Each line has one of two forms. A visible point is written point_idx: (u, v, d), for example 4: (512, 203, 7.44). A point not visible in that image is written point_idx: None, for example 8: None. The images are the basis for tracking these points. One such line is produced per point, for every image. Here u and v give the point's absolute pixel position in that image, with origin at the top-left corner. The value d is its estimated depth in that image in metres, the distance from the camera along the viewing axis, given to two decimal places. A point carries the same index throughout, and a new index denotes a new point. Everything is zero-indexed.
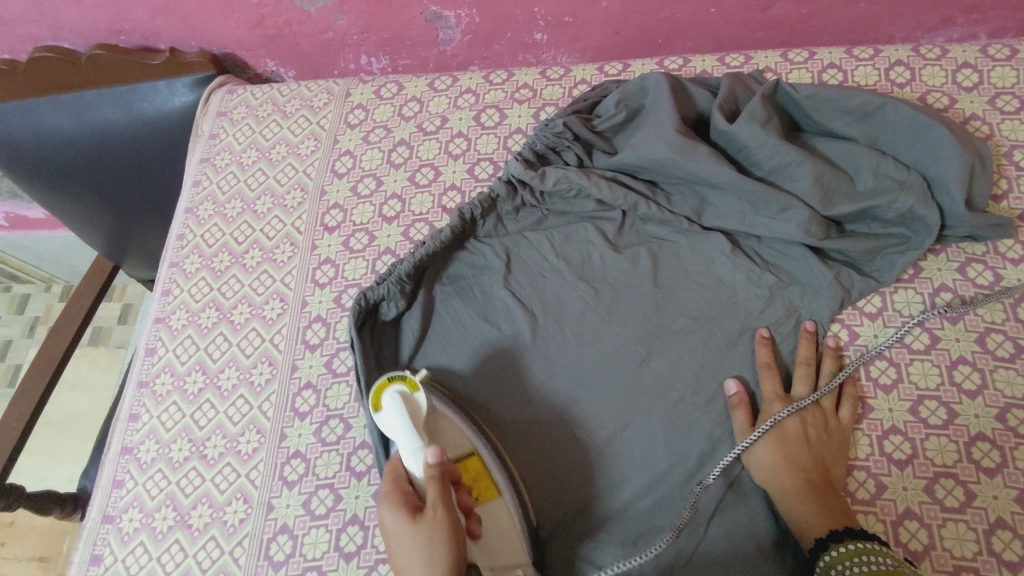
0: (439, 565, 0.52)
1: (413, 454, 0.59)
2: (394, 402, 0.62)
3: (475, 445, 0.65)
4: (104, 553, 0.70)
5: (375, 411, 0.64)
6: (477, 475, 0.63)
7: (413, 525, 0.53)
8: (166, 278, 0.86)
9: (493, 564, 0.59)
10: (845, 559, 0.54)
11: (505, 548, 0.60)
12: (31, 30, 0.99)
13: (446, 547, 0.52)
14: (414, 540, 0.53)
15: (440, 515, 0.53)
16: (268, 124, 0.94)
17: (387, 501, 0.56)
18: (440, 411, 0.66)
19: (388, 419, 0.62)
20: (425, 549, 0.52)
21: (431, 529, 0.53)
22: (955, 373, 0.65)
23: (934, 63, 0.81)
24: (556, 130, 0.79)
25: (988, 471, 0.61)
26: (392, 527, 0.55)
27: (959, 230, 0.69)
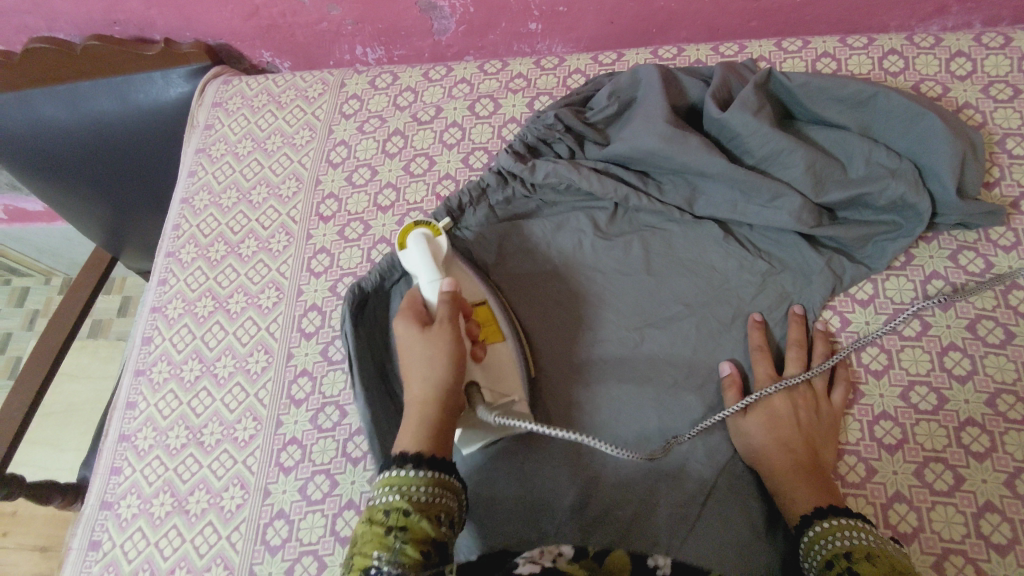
0: (440, 375, 0.60)
1: (428, 282, 0.67)
2: (417, 243, 0.68)
3: (487, 297, 0.71)
4: (102, 539, 0.71)
5: (400, 250, 0.70)
6: (487, 320, 0.69)
7: (422, 343, 0.61)
8: (163, 267, 0.86)
9: (494, 388, 0.66)
10: (828, 533, 0.55)
11: (504, 381, 0.67)
12: (26, 20, 0.99)
13: (447, 359, 0.60)
14: (418, 351, 0.61)
15: (446, 333, 0.61)
16: (263, 114, 0.94)
17: (402, 315, 0.64)
18: (459, 263, 0.72)
19: (412, 253, 0.68)
20: (428, 358, 0.60)
21: (437, 336, 0.61)
22: (945, 358, 0.66)
23: (928, 52, 0.81)
24: (547, 123, 0.79)
25: (977, 456, 0.62)
26: (404, 335, 0.62)
27: (950, 217, 0.70)
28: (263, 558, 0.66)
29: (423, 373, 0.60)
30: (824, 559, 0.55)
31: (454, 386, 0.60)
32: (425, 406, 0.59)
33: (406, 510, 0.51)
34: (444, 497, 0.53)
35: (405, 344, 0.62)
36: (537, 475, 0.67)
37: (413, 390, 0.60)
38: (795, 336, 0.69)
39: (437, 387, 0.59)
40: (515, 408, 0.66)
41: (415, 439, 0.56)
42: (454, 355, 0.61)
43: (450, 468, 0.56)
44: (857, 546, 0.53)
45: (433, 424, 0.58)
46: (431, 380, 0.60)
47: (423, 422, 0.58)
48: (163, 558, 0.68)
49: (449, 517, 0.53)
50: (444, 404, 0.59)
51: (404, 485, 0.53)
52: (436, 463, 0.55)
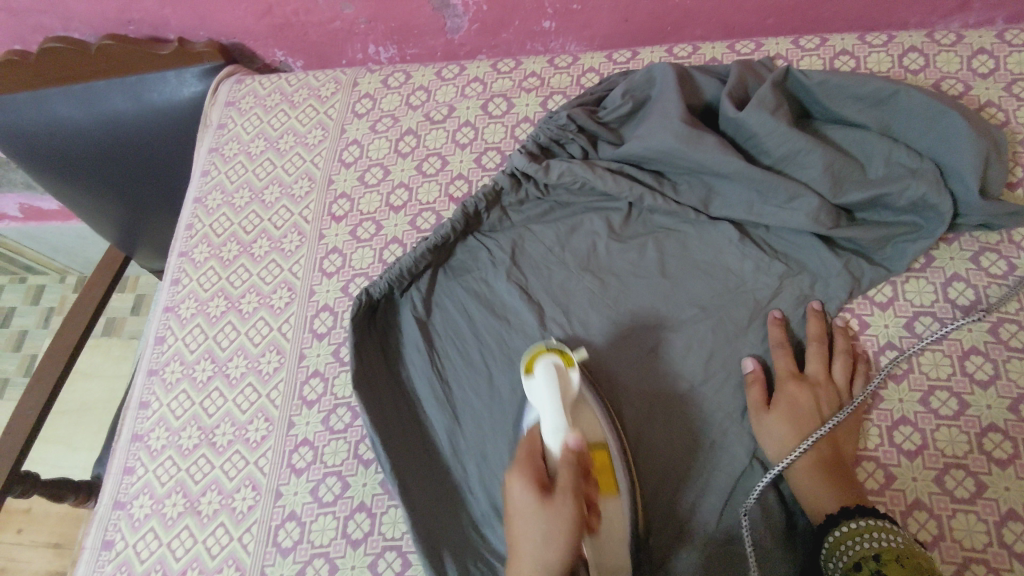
0: (554, 561, 0.52)
1: (552, 431, 0.59)
2: (547, 374, 0.61)
3: (608, 438, 0.63)
4: (115, 538, 0.71)
5: (527, 372, 0.63)
6: (605, 466, 0.61)
7: (539, 517, 0.53)
8: (176, 267, 0.86)
9: (599, 559, 0.59)
10: (856, 535, 0.55)
11: (612, 542, 0.60)
12: (41, 20, 1.00)
13: (564, 549, 0.52)
14: (534, 528, 0.53)
15: (569, 508, 0.53)
16: (276, 114, 0.94)
17: (520, 475, 0.56)
18: (587, 394, 0.64)
19: (540, 387, 0.60)
20: (544, 542, 0.53)
21: (558, 514, 0.53)
22: (967, 363, 0.64)
23: (949, 49, 0.79)
24: (560, 123, 0.79)
25: (999, 463, 0.60)
26: (519, 502, 0.55)
27: (971, 218, 0.68)
28: (275, 560, 0.66)
29: (536, 556, 0.53)
30: (852, 560, 0.54)
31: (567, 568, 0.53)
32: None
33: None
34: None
35: (519, 510, 0.55)
36: None
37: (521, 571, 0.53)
38: (814, 331, 0.67)
39: (549, 569, 0.52)
40: None
41: None
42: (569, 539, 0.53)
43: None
44: (887, 549, 0.53)
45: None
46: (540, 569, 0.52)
47: None
48: (175, 559, 0.68)
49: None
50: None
51: None
52: None
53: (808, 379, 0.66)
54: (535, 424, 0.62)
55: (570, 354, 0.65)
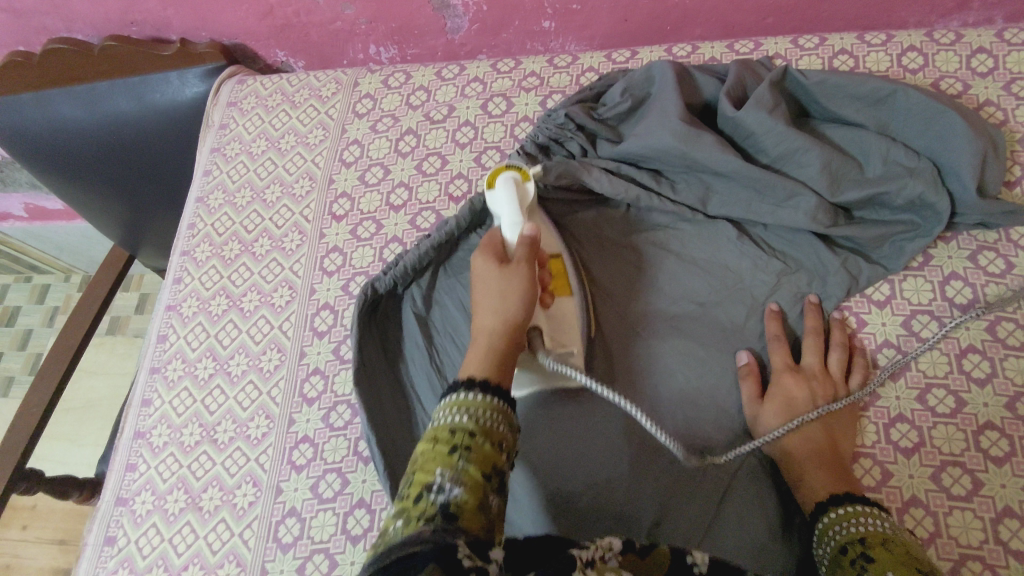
0: (511, 311, 0.60)
1: (510, 226, 0.66)
2: (507, 185, 0.68)
3: (562, 250, 0.71)
4: (117, 534, 0.72)
5: (489, 188, 0.70)
6: (559, 272, 0.70)
7: (495, 275, 0.62)
8: (178, 266, 0.87)
9: (554, 337, 0.67)
10: (844, 519, 0.55)
11: (564, 332, 0.68)
12: (45, 21, 1.01)
13: (520, 298, 0.60)
14: (489, 279, 0.62)
15: (523, 271, 0.62)
16: (277, 114, 0.94)
17: (481, 252, 0.64)
18: (540, 213, 0.72)
19: (500, 194, 0.67)
20: (501, 292, 0.60)
21: (514, 275, 0.61)
22: (964, 361, 0.65)
23: (948, 49, 0.79)
24: (559, 121, 0.79)
25: (996, 460, 0.60)
26: (481, 269, 0.63)
27: (969, 217, 0.68)
28: (275, 555, 0.67)
29: (494, 307, 0.60)
30: (839, 544, 0.54)
31: (522, 324, 0.61)
32: (489, 337, 0.58)
33: (472, 432, 0.49)
34: (507, 423, 0.52)
35: (480, 279, 0.63)
36: (575, 462, 0.66)
37: (481, 321, 0.60)
38: (810, 326, 0.68)
39: (506, 320, 0.59)
40: (572, 360, 0.67)
41: (479, 369, 0.55)
42: (521, 291, 0.61)
43: (512, 404, 0.54)
44: (872, 532, 0.53)
45: (495, 360, 0.56)
46: (495, 317, 0.59)
47: (487, 349, 0.57)
48: (177, 555, 0.69)
49: (511, 445, 0.51)
50: (510, 342, 0.59)
51: (473, 407, 0.51)
52: (500, 391, 0.53)
53: (804, 372, 0.66)
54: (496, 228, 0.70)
55: (528, 170, 0.71)
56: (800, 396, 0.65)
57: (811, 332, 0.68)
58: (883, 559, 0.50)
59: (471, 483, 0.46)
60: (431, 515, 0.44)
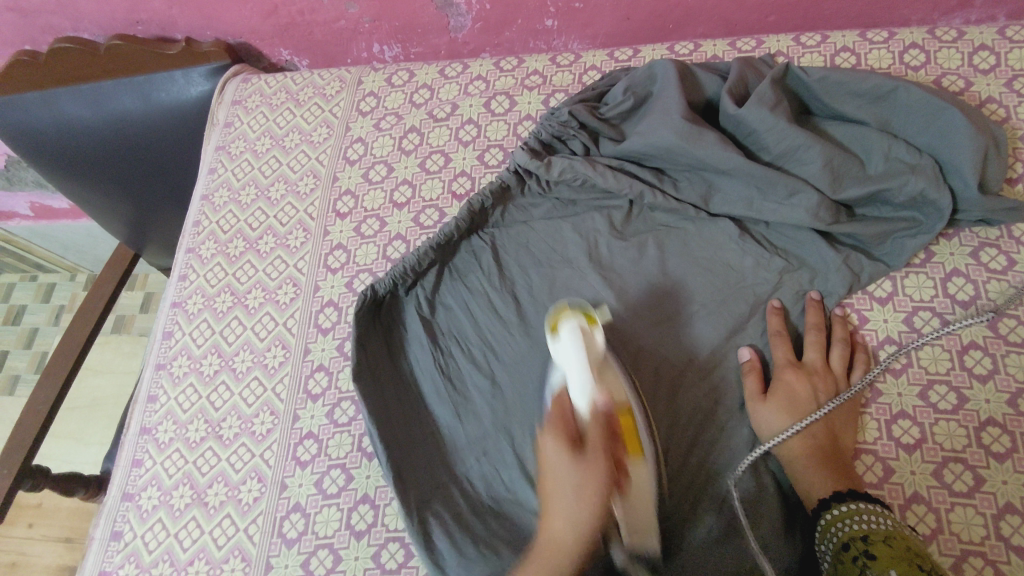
0: (586, 516, 0.53)
1: (579, 390, 0.60)
2: (572, 338, 0.62)
3: (631, 402, 0.62)
4: (123, 529, 0.73)
5: (551, 337, 0.65)
6: (630, 430, 0.60)
7: (572, 467, 0.54)
8: (183, 263, 0.88)
9: (632, 526, 0.59)
10: (846, 517, 0.56)
11: (640, 512, 0.59)
12: (52, 21, 1.02)
13: (599, 496, 0.53)
14: (568, 495, 0.54)
15: (601, 465, 0.54)
16: (281, 112, 0.95)
17: (549, 432, 0.57)
18: (610, 360, 0.64)
19: (569, 348, 0.62)
20: (576, 497, 0.53)
21: (589, 473, 0.54)
22: (966, 357, 0.65)
23: (950, 46, 0.79)
24: (561, 120, 0.79)
25: (998, 456, 0.61)
26: (550, 457, 0.55)
27: (972, 213, 0.69)
28: (280, 550, 0.67)
29: (568, 514, 0.54)
30: (842, 541, 0.55)
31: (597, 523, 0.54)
32: (561, 557, 0.53)
33: None
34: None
35: (550, 464, 0.56)
36: None
37: (554, 529, 0.54)
38: (811, 321, 0.68)
39: (581, 539, 0.53)
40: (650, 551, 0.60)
41: None
42: (601, 493, 0.53)
43: None
44: (876, 530, 0.54)
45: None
46: (570, 529, 0.53)
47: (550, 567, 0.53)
48: (182, 550, 0.70)
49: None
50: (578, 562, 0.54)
51: None
52: None
53: (806, 367, 0.67)
54: (563, 381, 0.63)
55: (593, 312, 0.66)
56: (802, 391, 0.65)
57: (813, 327, 0.68)
58: (885, 559, 0.51)
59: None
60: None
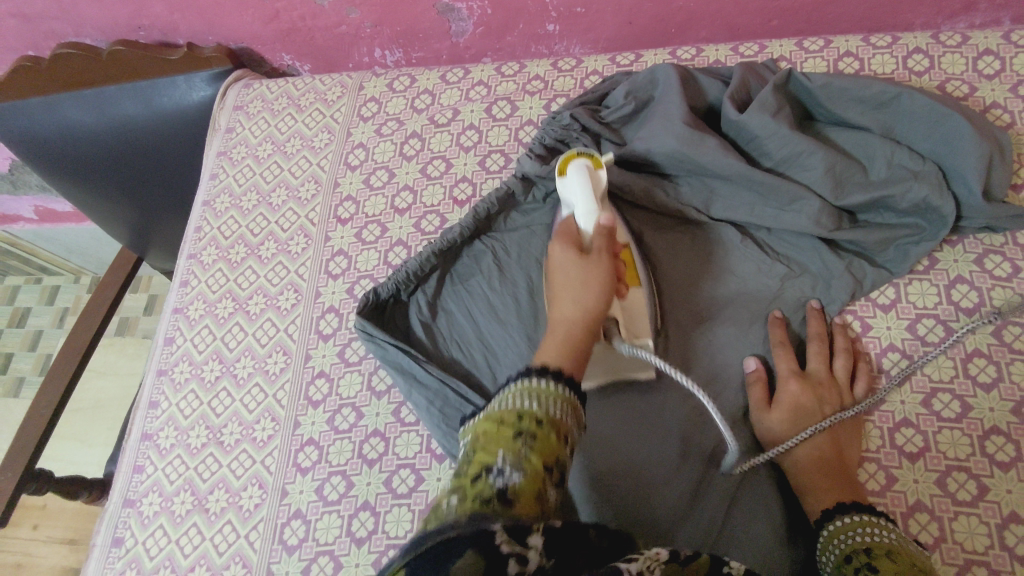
0: (590, 302, 0.58)
1: (585, 214, 0.65)
2: (578, 173, 0.67)
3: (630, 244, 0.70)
4: (125, 535, 0.73)
5: (561, 176, 0.69)
6: (629, 263, 0.69)
7: (575, 261, 0.60)
8: (185, 269, 0.88)
9: (629, 329, 0.66)
10: (848, 529, 0.55)
11: (636, 322, 0.67)
12: (55, 26, 1.02)
13: (601, 283, 0.59)
14: (572, 271, 0.60)
15: (604, 259, 0.61)
16: (283, 118, 0.95)
17: (558, 242, 0.63)
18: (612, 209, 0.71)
19: (573, 181, 0.67)
20: (582, 283, 0.59)
21: (595, 264, 0.60)
22: (970, 365, 0.64)
23: (954, 51, 0.79)
24: (564, 123, 0.79)
25: (1002, 465, 0.60)
26: (559, 258, 0.62)
27: (976, 221, 0.68)
28: (281, 557, 0.67)
29: (575, 297, 0.58)
30: (844, 553, 0.55)
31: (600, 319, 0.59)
32: (571, 326, 0.56)
33: (539, 419, 0.45)
34: (576, 418, 0.48)
35: (559, 267, 0.61)
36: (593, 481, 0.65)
37: (562, 311, 0.58)
38: (814, 329, 0.68)
39: (584, 312, 0.57)
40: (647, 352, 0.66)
41: (557, 356, 0.52)
42: (603, 275, 0.60)
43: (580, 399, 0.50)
44: (879, 544, 0.53)
45: (574, 346, 0.54)
46: (577, 303, 0.58)
47: (570, 341, 0.55)
48: (183, 556, 0.70)
49: (573, 438, 0.48)
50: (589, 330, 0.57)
51: (541, 395, 0.47)
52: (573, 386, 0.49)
53: (810, 378, 0.66)
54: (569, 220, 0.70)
55: (600, 159, 0.70)
56: (806, 400, 0.64)
57: (816, 335, 0.67)
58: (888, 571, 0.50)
59: (533, 476, 0.43)
60: (488, 498, 0.41)
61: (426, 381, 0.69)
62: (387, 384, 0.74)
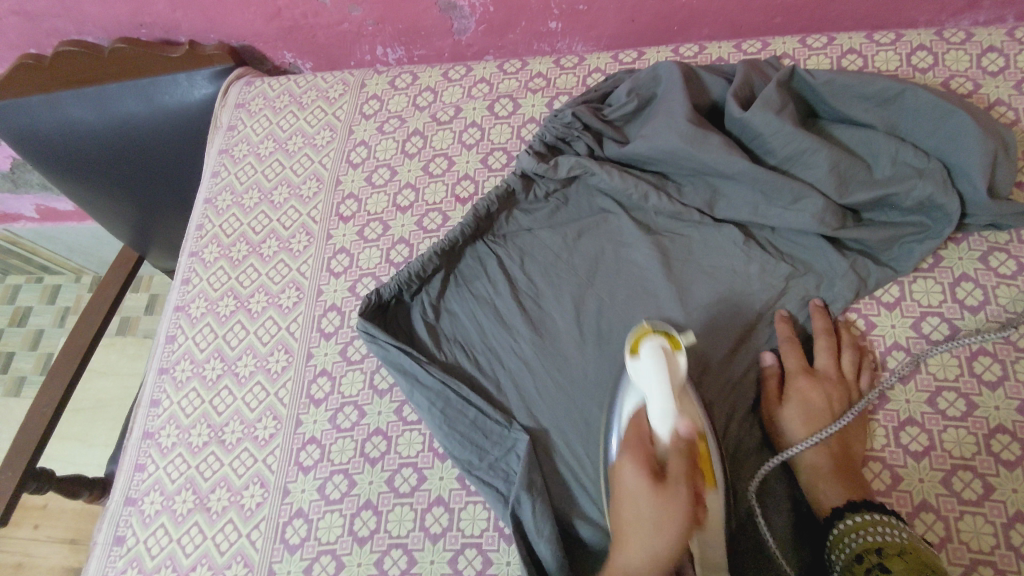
0: (661, 549, 0.53)
1: (659, 414, 0.58)
2: (653, 356, 0.60)
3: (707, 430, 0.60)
4: (126, 534, 0.72)
5: (630, 355, 0.62)
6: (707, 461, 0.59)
7: (648, 493, 0.53)
8: (186, 267, 0.88)
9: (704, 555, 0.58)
10: (858, 528, 0.57)
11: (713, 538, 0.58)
12: (57, 24, 1.02)
13: (679, 534, 0.53)
14: (645, 516, 0.53)
15: (683, 491, 0.54)
16: (285, 116, 0.95)
17: (630, 459, 0.55)
18: (688, 386, 0.62)
19: (647, 369, 0.59)
20: (655, 528, 0.53)
21: (671, 510, 0.53)
22: (975, 363, 0.64)
23: (958, 47, 0.78)
24: (565, 121, 0.79)
25: (1008, 464, 0.60)
26: (630, 487, 0.54)
27: (981, 218, 0.68)
28: (283, 556, 0.67)
29: (646, 543, 0.53)
30: (855, 552, 0.56)
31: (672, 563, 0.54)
32: None
33: None
34: None
35: (629, 492, 0.55)
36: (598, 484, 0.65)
37: (629, 559, 0.53)
38: (818, 325, 0.67)
39: (655, 564, 0.53)
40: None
41: None
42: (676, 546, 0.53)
43: None
44: (891, 544, 0.55)
45: None
46: (654, 549, 0.53)
47: None
48: (185, 555, 0.69)
49: None
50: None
51: None
52: None
53: (820, 374, 0.65)
54: (639, 406, 0.61)
55: (678, 337, 0.62)
56: (816, 398, 0.64)
57: (822, 331, 0.67)
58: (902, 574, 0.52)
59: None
60: None
61: (427, 382, 0.69)
62: (388, 383, 0.73)
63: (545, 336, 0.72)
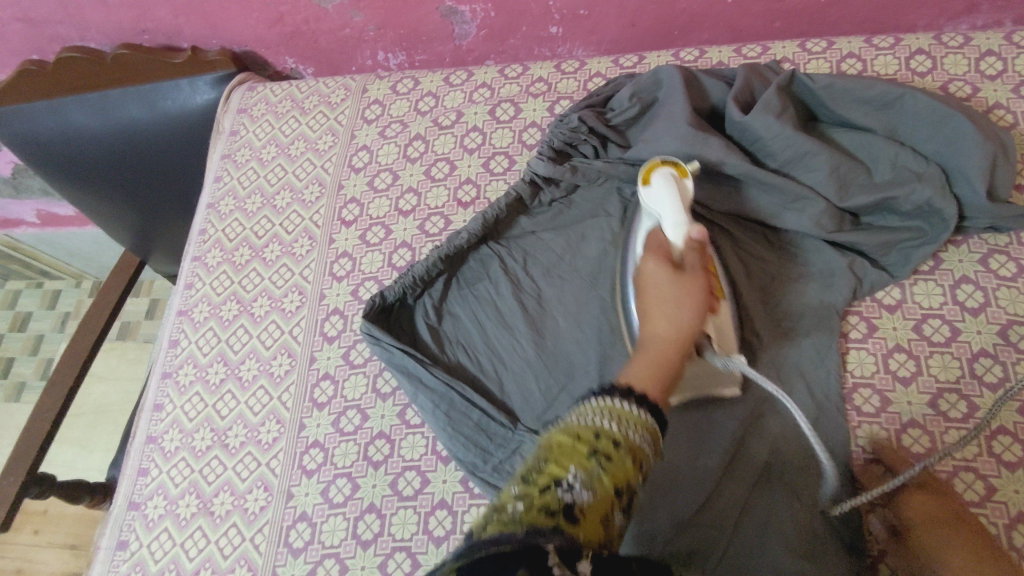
0: (686, 321, 0.56)
1: (672, 224, 0.64)
2: (665, 181, 0.67)
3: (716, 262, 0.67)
4: (130, 539, 0.72)
5: (644, 185, 0.69)
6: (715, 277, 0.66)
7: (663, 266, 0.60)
8: (189, 272, 0.88)
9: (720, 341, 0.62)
10: None
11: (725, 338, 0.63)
12: (60, 31, 1.02)
13: (699, 303, 0.57)
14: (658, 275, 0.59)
15: (701, 275, 0.59)
16: (288, 120, 0.95)
17: (650, 256, 0.62)
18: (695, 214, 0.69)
19: (660, 190, 0.67)
20: (677, 302, 0.57)
21: (692, 280, 0.58)
22: (976, 365, 0.64)
23: (956, 52, 0.79)
24: (571, 126, 0.79)
25: (1009, 465, 0.60)
26: (652, 272, 0.60)
27: (980, 220, 0.68)
28: (286, 560, 0.67)
29: (669, 315, 0.56)
30: None
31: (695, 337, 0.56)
32: (665, 346, 0.54)
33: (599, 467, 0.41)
34: (653, 450, 0.45)
35: (651, 280, 0.60)
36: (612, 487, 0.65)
37: (656, 330, 0.55)
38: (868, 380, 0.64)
39: (681, 330, 0.55)
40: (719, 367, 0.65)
41: (649, 376, 0.50)
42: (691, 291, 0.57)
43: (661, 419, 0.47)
44: None
45: (664, 367, 0.52)
46: (676, 323, 0.55)
47: (657, 360, 0.52)
48: (188, 559, 0.69)
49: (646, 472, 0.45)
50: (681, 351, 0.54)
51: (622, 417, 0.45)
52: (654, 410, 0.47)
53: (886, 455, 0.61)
54: (654, 227, 0.67)
55: (685, 167, 0.70)
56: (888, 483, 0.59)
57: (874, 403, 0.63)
58: None
59: (603, 497, 0.40)
60: (554, 513, 0.39)
61: (431, 385, 0.69)
62: (391, 387, 0.74)
63: (547, 336, 0.72)
